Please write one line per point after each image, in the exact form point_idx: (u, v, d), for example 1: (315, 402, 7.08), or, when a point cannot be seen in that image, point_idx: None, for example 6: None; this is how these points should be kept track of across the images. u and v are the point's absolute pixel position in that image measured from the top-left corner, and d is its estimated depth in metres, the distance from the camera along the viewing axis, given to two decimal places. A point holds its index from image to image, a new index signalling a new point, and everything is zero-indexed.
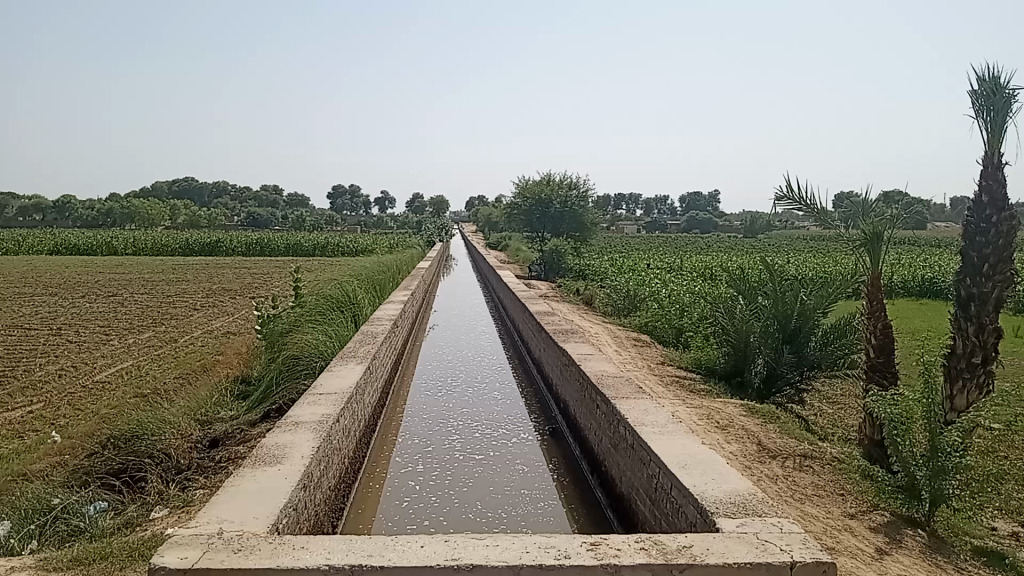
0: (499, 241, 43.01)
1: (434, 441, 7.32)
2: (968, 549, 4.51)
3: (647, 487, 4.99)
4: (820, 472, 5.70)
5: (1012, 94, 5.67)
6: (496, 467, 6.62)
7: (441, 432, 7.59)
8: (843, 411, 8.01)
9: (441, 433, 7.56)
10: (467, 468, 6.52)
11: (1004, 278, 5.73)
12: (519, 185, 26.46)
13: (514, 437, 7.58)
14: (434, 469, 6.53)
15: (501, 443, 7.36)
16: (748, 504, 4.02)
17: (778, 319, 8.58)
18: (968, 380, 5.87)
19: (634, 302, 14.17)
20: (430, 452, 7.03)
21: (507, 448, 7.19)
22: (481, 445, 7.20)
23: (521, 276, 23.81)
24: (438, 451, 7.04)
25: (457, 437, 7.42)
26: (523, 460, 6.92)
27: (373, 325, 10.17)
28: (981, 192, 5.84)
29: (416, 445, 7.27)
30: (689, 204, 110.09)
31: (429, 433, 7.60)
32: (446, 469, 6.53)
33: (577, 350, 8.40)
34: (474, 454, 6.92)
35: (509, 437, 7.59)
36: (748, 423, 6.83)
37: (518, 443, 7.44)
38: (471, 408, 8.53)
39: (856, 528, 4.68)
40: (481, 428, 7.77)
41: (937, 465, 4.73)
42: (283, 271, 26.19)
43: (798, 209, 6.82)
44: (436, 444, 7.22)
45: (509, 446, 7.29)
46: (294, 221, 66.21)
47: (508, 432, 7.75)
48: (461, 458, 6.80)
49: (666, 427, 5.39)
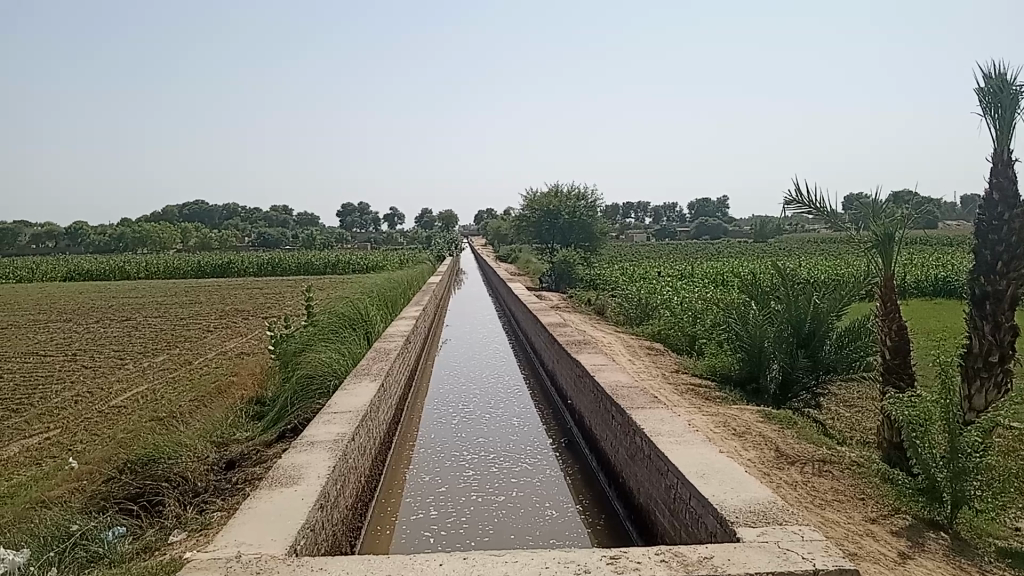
0: (508, 252, 43.19)
1: (448, 479, 6.73)
2: (993, 550, 4.50)
3: (666, 498, 4.95)
4: (840, 476, 5.65)
5: (1019, 91, 5.67)
6: (519, 510, 5.97)
7: (455, 464, 7.16)
8: (860, 415, 7.95)
9: (454, 468, 7.02)
10: (486, 512, 5.89)
11: (1019, 275, 5.66)
12: (527, 197, 26.57)
13: (536, 467, 7.12)
14: (448, 517, 5.85)
15: (522, 473, 6.89)
16: (769, 513, 3.98)
17: (792, 324, 8.55)
18: (986, 379, 5.83)
19: (646, 311, 14.14)
20: (445, 487, 6.52)
21: (528, 477, 6.80)
22: (501, 479, 6.67)
23: (533, 288, 23.81)
24: (453, 491, 6.43)
25: (474, 470, 6.92)
26: (552, 504, 6.19)
27: (385, 343, 10.17)
28: (993, 189, 5.82)
29: (432, 477, 6.85)
30: (698, 210, 109.96)
31: (443, 460, 7.33)
32: (462, 515, 5.86)
33: (589, 361, 8.39)
34: (496, 496, 6.27)
35: (530, 464, 7.21)
36: (766, 430, 6.78)
37: (544, 480, 6.79)
38: (486, 434, 8.14)
39: (879, 533, 4.63)
40: (498, 461, 7.19)
41: (958, 466, 4.75)
42: (295, 291, 26.32)
43: (808, 212, 6.81)
44: (451, 481, 6.69)
45: (530, 476, 6.82)
46: (304, 241, 66.82)
47: (528, 461, 7.27)
48: (480, 501, 6.15)
49: (683, 436, 5.36)
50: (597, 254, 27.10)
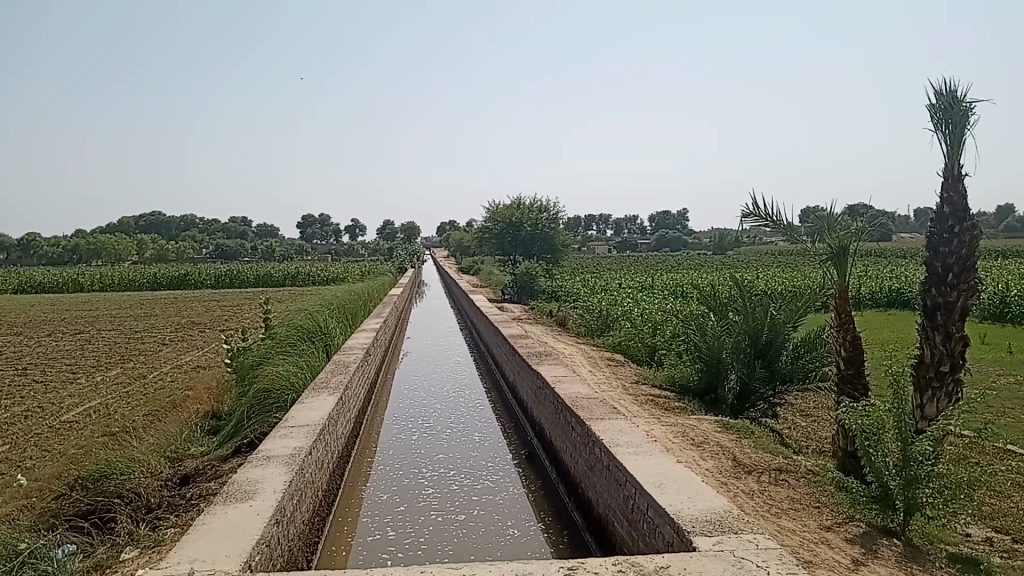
0: (471, 264, 43.22)
1: (408, 497, 6.64)
2: (944, 556, 4.63)
3: (624, 508, 4.97)
4: (795, 485, 5.74)
5: (969, 108, 5.85)
6: (480, 529, 5.89)
7: (414, 480, 7.08)
8: (816, 424, 8.08)
9: (413, 486, 6.93)
10: (446, 532, 5.80)
11: (969, 287, 5.82)
12: (490, 209, 26.60)
13: (496, 482, 7.08)
14: (407, 537, 5.74)
15: (483, 489, 6.85)
16: (724, 522, 4.02)
17: (749, 334, 8.64)
18: (937, 389, 5.96)
19: (607, 322, 14.23)
20: (404, 505, 6.43)
21: (489, 494, 6.75)
22: (462, 498, 6.58)
23: (495, 299, 23.82)
24: (412, 510, 6.33)
25: (433, 488, 6.83)
26: (514, 523, 6.10)
27: (345, 355, 10.09)
28: (943, 203, 5.97)
29: (390, 495, 6.77)
30: (658, 223, 111.08)
31: (401, 477, 7.25)
32: (420, 535, 5.76)
33: (550, 373, 8.40)
34: (455, 514, 6.18)
35: (490, 480, 7.15)
36: (723, 439, 6.86)
37: (506, 497, 6.72)
38: (446, 449, 8.08)
39: (833, 541, 4.70)
40: (458, 478, 7.12)
41: (910, 474, 4.87)
42: (254, 303, 25.99)
43: (765, 226, 6.93)
44: (409, 498, 6.62)
45: (490, 492, 6.78)
46: (263, 253, 66.19)
47: (489, 477, 7.21)
48: (439, 520, 6.05)
49: (642, 446, 5.39)
50: (559, 265, 27.22)
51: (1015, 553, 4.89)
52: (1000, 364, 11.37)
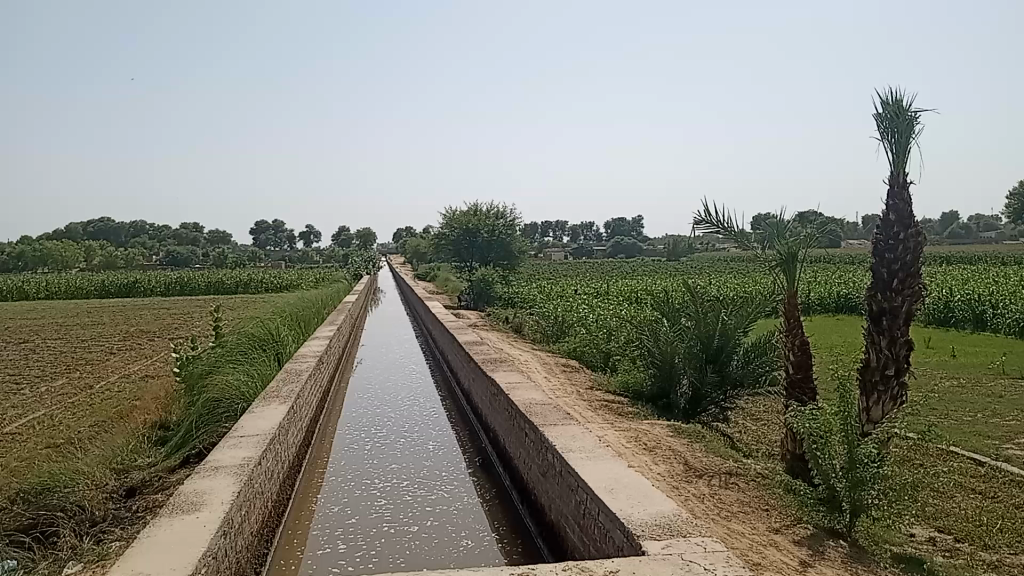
0: (426, 271, 43.07)
1: (360, 509, 6.58)
2: (888, 556, 4.74)
3: (575, 514, 5.00)
4: (745, 488, 5.83)
5: (913, 117, 6.02)
6: (433, 540, 5.86)
7: (367, 492, 7.02)
8: (766, 428, 8.22)
9: (365, 497, 6.87)
10: (398, 544, 5.76)
11: (912, 292, 5.97)
12: (446, 215, 26.54)
13: (450, 492, 7.05)
14: (359, 550, 5.69)
15: (436, 499, 6.82)
16: (672, 525, 4.07)
17: (701, 339, 8.75)
18: (883, 392, 6.10)
19: (562, 328, 14.30)
20: (355, 518, 6.37)
21: (443, 504, 6.72)
22: (415, 508, 6.54)
23: (451, 306, 23.77)
24: (364, 522, 6.27)
25: (386, 499, 6.78)
26: (467, 533, 6.08)
27: (297, 363, 9.99)
28: (889, 211, 6.13)
29: (342, 507, 6.70)
30: (614, 230, 111.90)
31: (354, 488, 7.18)
32: (372, 548, 5.71)
33: (504, 380, 8.41)
34: (408, 526, 6.14)
35: (444, 489, 7.12)
36: (675, 444, 6.93)
37: (461, 507, 6.69)
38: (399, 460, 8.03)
39: (781, 543, 4.78)
40: (412, 488, 7.08)
41: (856, 477, 4.98)
42: (206, 311, 25.56)
43: (716, 233, 7.04)
44: (361, 510, 6.56)
45: (443, 502, 6.75)
46: (215, 260, 65.21)
47: (442, 487, 7.18)
48: (392, 532, 6.00)
49: (593, 452, 5.43)
50: (515, 272, 27.25)
51: (957, 552, 5.03)
52: (943, 367, 11.68)
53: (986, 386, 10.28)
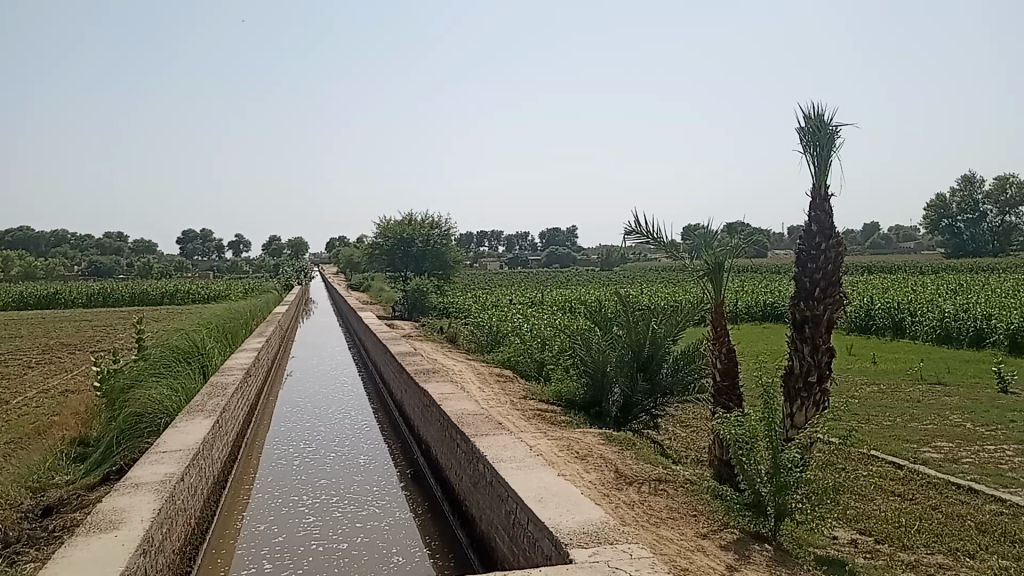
0: (360, 282, 42.63)
1: (287, 527, 6.46)
2: (811, 559, 4.87)
3: (505, 524, 5.01)
4: (674, 495, 5.93)
5: (835, 131, 6.26)
6: (362, 558, 5.78)
7: (295, 509, 6.90)
8: (694, 434, 8.37)
9: (293, 515, 6.74)
10: (326, 562, 5.67)
11: (834, 300, 6.16)
12: (380, 225, 26.35)
13: (381, 507, 6.98)
14: (285, 570, 5.58)
15: (366, 515, 6.73)
16: (600, 533, 4.11)
17: (632, 348, 8.87)
18: (806, 398, 6.28)
19: (496, 337, 14.33)
20: (283, 536, 6.24)
21: (373, 519, 6.64)
22: (344, 525, 6.45)
23: (384, 317, 23.57)
24: (291, 540, 6.15)
25: (314, 516, 6.68)
26: (398, 549, 6.01)
27: (224, 376, 9.77)
28: (811, 222, 6.32)
29: (268, 525, 6.57)
30: (549, 240, 112.59)
31: (281, 505, 7.05)
32: (299, 567, 5.61)
33: (436, 390, 8.38)
34: (337, 543, 6.05)
35: (374, 504, 7.04)
36: (606, 451, 7.00)
37: (392, 523, 6.62)
38: (329, 475, 7.92)
39: (708, 548, 4.87)
40: (341, 504, 6.98)
41: (780, 481, 5.11)
42: (130, 323, 24.80)
43: (647, 243, 7.17)
44: (288, 528, 6.44)
45: (373, 518, 6.67)
46: (141, 270, 63.39)
47: (373, 502, 7.10)
48: (320, 550, 5.90)
49: (523, 462, 5.45)
50: (450, 282, 27.18)
51: (877, 553, 5.20)
52: (864, 374, 12.08)
53: (904, 392, 10.66)
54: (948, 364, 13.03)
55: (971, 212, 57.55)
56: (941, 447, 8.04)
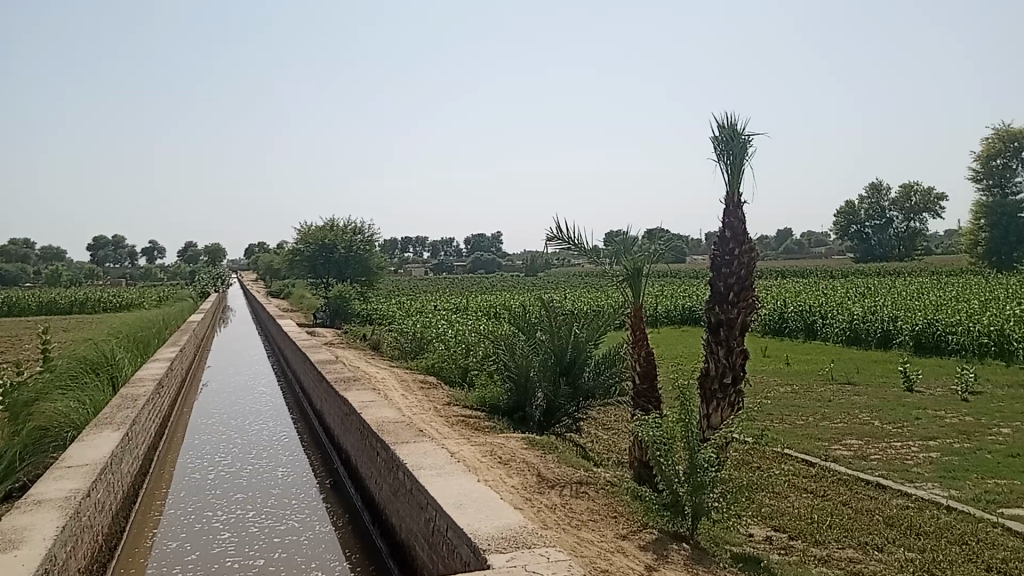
0: (281, 288, 41.82)
1: (201, 544, 6.28)
2: (727, 557, 5.00)
3: (425, 532, 4.99)
4: (595, 497, 6.01)
5: (747, 140, 6.47)
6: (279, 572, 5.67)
7: (209, 525, 6.72)
8: (616, 437, 8.50)
9: (207, 531, 6.57)
10: None
11: (747, 304, 6.34)
12: (301, 231, 25.94)
13: (299, 521, 6.86)
14: None
15: (283, 529, 6.61)
16: (518, 537, 4.14)
17: (555, 352, 8.96)
18: (721, 399, 6.44)
19: (421, 344, 14.26)
20: (196, 554, 6.07)
21: (291, 533, 6.52)
22: (261, 540, 6.32)
23: (306, 324, 23.19)
24: (205, 557, 5.99)
25: (230, 531, 6.52)
26: (317, 563, 5.92)
27: (135, 388, 9.46)
28: (725, 228, 6.49)
29: (181, 542, 6.38)
30: (473, 246, 112.56)
31: (195, 521, 6.86)
32: None
33: (357, 398, 8.29)
34: (254, 559, 5.92)
35: (293, 518, 6.92)
36: (529, 456, 7.04)
37: (311, 536, 6.51)
38: (246, 489, 7.74)
39: (627, 549, 4.95)
40: (258, 519, 6.83)
41: (697, 481, 5.24)
42: (36, 334, 23.77)
43: (569, 249, 7.26)
44: (202, 544, 6.27)
45: (291, 532, 6.55)
46: (48, 278, 60.81)
47: (291, 516, 6.97)
48: (235, 567, 5.76)
49: (443, 469, 5.44)
50: (373, 288, 26.92)
51: (790, 549, 5.37)
52: (778, 375, 12.46)
53: (816, 392, 11.03)
54: (857, 364, 13.54)
55: (879, 218, 59.94)
56: (851, 445, 8.34)
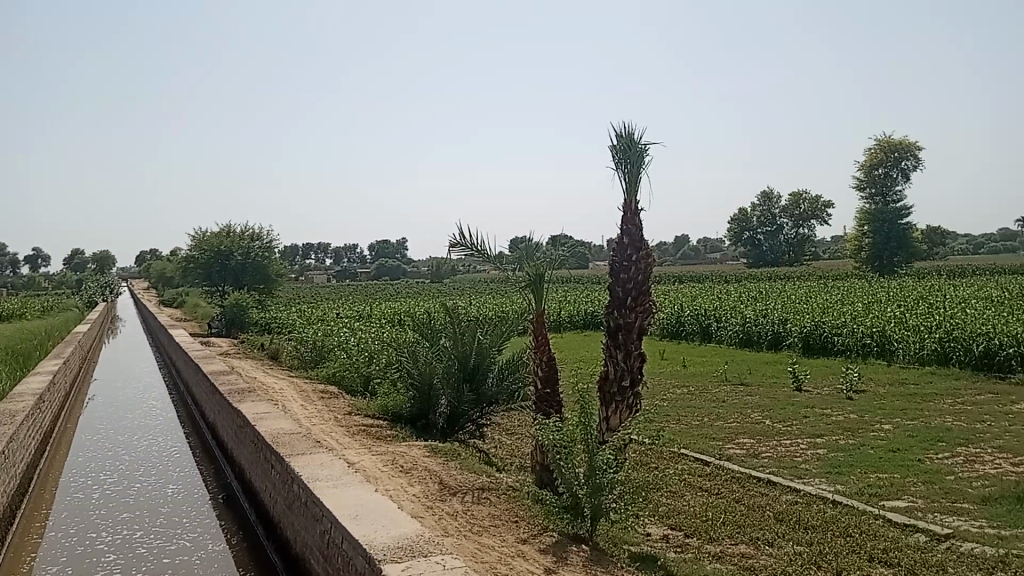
0: (174, 296, 40.40)
1: (84, 568, 6.00)
2: (624, 557, 5.11)
3: (320, 544, 4.91)
4: (496, 502, 6.04)
5: (644, 149, 6.64)
6: None
7: (94, 547, 6.42)
8: (518, 442, 8.56)
9: (91, 554, 6.28)
10: None
11: (644, 308, 6.50)
12: (196, 237, 25.15)
13: (191, 540, 6.64)
14: None
15: (174, 549, 6.38)
16: (415, 546, 4.12)
17: (459, 359, 8.97)
18: (620, 402, 6.58)
19: (322, 353, 14.04)
20: None
21: (182, 553, 6.30)
22: (150, 561, 6.08)
23: (201, 333, 22.47)
24: None
25: (116, 553, 6.26)
26: None
27: (13, 404, 8.96)
28: (623, 234, 6.64)
29: (62, 566, 6.07)
30: (377, 252, 111.47)
31: (78, 544, 6.55)
32: None
33: (252, 410, 8.09)
34: None
35: (184, 538, 6.69)
36: (431, 464, 7.02)
37: (204, 556, 6.31)
38: (134, 508, 7.44)
39: (527, 553, 5.00)
40: (147, 539, 6.58)
41: (595, 483, 5.33)
42: None
43: (471, 256, 7.29)
44: (86, 568, 5.98)
45: (182, 551, 6.33)
46: None
47: (182, 535, 6.74)
48: None
49: (340, 480, 5.37)
50: (272, 296, 26.32)
51: (686, 547, 5.52)
52: (675, 377, 12.81)
53: (711, 392, 11.40)
54: (749, 365, 14.06)
55: (770, 225, 62.40)
56: (744, 443, 8.65)
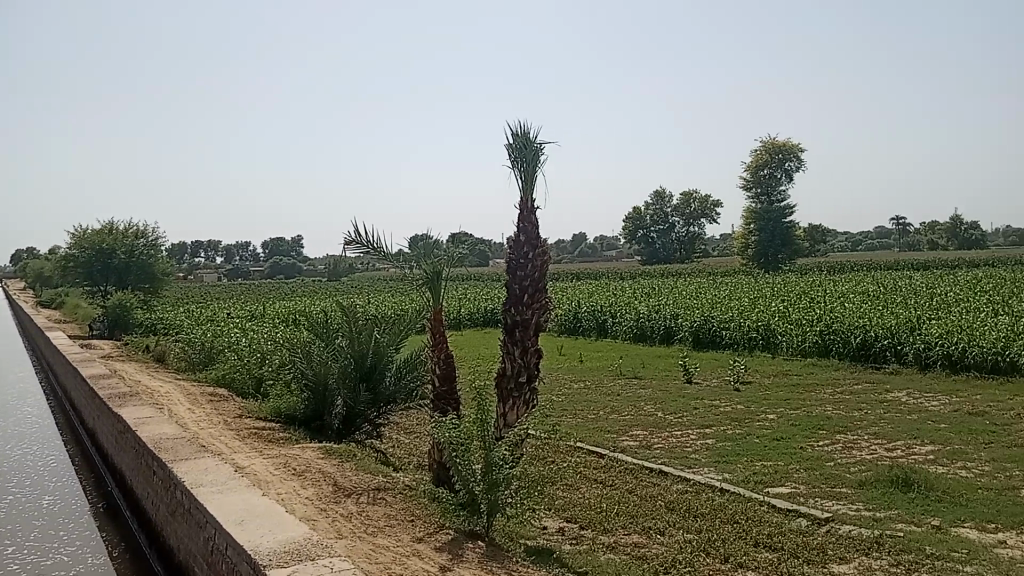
0: (51, 297, 38.33)
1: None
2: (520, 552, 5.14)
3: (204, 552, 4.75)
4: (392, 502, 5.98)
5: (539, 148, 6.72)
6: None
7: None
8: (416, 440, 8.52)
9: None
10: None
11: (541, 305, 6.57)
12: (75, 235, 23.93)
13: (68, 553, 6.30)
14: None
15: (49, 563, 6.04)
16: (302, 550, 4.04)
17: (355, 358, 8.85)
18: (517, 398, 6.61)
19: (211, 354, 13.59)
20: None
21: (58, 567, 5.98)
22: None
23: (81, 336, 21.40)
24: None
25: None
26: None
27: None
28: (520, 232, 6.67)
29: None
30: (271, 250, 108.74)
31: None
32: None
33: (134, 415, 7.75)
34: None
35: (60, 551, 6.34)
36: (325, 465, 6.89)
37: (82, 569, 6.01)
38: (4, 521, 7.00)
39: (422, 551, 4.96)
40: (19, 554, 6.21)
41: (491, 479, 5.35)
42: None
43: (366, 254, 7.20)
44: None
45: (58, 565, 6.00)
46: None
47: (58, 549, 6.39)
48: None
49: (226, 485, 5.21)
50: (158, 296, 25.31)
51: (581, 539, 5.61)
52: (571, 372, 13.01)
53: (606, 386, 11.62)
54: (643, 359, 14.41)
55: (662, 224, 64.13)
56: (638, 435, 8.85)
